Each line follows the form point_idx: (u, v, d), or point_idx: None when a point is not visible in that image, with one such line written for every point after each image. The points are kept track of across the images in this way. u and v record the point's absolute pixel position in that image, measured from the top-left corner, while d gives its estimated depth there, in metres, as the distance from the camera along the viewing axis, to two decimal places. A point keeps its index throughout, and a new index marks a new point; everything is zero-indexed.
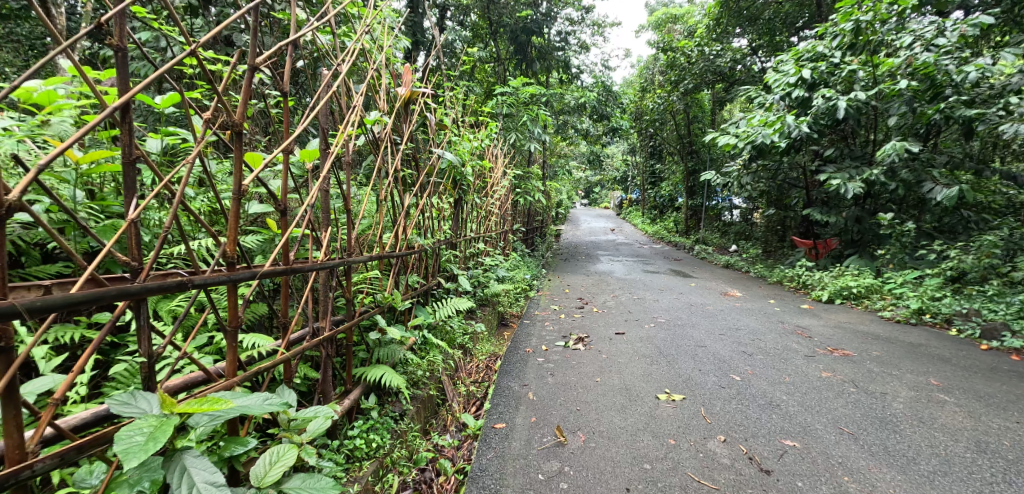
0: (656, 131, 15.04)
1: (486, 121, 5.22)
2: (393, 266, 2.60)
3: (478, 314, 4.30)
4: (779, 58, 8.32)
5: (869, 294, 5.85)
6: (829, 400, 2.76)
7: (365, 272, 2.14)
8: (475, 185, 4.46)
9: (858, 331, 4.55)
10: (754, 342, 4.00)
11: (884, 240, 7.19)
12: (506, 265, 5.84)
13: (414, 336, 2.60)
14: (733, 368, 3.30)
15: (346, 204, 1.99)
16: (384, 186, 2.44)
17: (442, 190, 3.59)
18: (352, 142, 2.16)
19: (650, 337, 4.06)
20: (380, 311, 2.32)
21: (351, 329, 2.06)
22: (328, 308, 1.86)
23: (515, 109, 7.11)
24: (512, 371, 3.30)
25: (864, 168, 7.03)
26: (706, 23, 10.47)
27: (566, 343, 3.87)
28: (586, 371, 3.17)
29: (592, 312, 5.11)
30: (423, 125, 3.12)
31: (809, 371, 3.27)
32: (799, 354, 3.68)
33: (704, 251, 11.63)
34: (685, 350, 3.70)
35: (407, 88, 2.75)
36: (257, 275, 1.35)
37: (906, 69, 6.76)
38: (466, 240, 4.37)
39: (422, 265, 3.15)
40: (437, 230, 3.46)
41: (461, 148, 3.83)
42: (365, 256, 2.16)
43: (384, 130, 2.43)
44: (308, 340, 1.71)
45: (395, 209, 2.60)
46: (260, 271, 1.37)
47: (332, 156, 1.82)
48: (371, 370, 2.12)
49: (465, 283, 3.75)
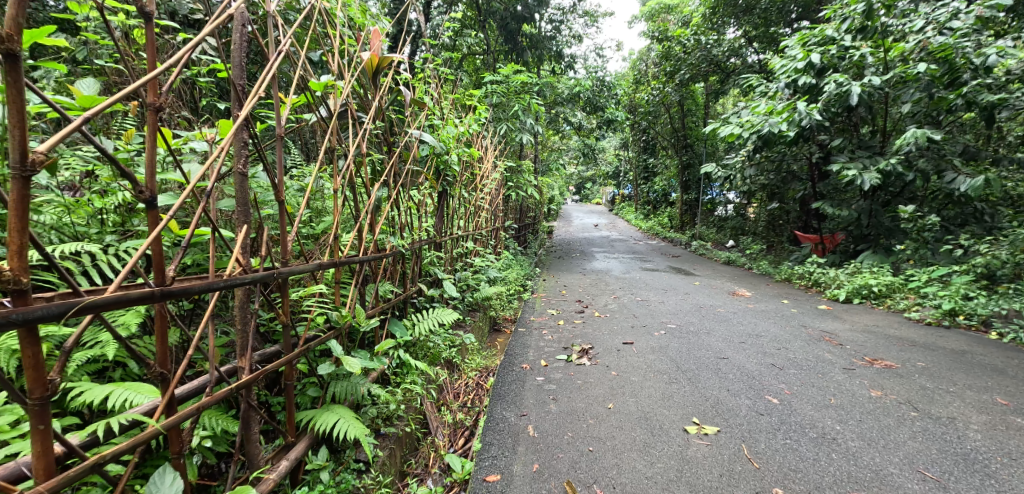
0: (650, 124, 14.56)
1: (473, 106, 4.68)
2: (357, 273, 2.06)
3: (467, 322, 3.78)
4: (784, 44, 7.84)
5: (890, 293, 5.43)
6: (891, 429, 2.30)
7: (317, 291, 1.61)
8: (462, 177, 3.93)
9: (889, 335, 4.10)
10: (780, 351, 3.52)
11: (898, 233, 6.67)
12: (497, 265, 5.32)
13: (384, 360, 2.07)
14: (766, 386, 2.82)
15: (280, 193, 1.45)
16: (338, 171, 1.91)
17: (421, 181, 3.07)
18: (288, 109, 1.58)
19: (662, 348, 3.56)
20: (335, 335, 1.77)
21: (290, 365, 1.52)
22: (247, 340, 1.33)
23: (507, 98, 6.59)
24: (506, 395, 2.77)
25: (878, 157, 6.60)
26: (701, 12, 10.03)
27: (569, 357, 3.35)
28: (595, 395, 2.66)
29: (593, 318, 4.60)
30: (397, 99, 2.59)
31: (855, 388, 2.81)
32: (837, 366, 3.21)
33: (702, 247, 11.19)
34: (706, 364, 3.19)
35: (371, 53, 2.22)
36: (72, 309, 0.89)
37: (920, 53, 6.34)
38: (452, 239, 3.85)
39: (397, 270, 2.64)
40: (415, 227, 2.94)
41: (445, 133, 3.31)
42: (309, 264, 1.61)
43: (338, 100, 1.86)
44: (208, 393, 1.17)
45: (356, 202, 2.06)
46: (84, 303, 0.91)
47: (242, 117, 1.22)
48: (321, 417, 1.60)
49: (451, 288, 3.24)
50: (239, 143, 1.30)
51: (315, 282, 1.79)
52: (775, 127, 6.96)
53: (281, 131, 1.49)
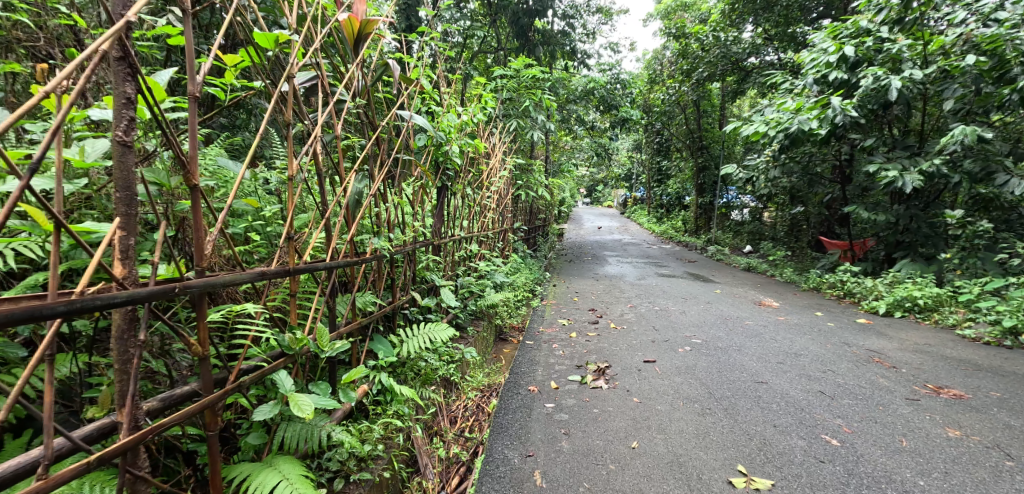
0: (665, 125, 14.07)
1: (478, 96, 4.28)
2: (325, 282, 1.65)
3: (468, 334, 3.36)
4: (812, 38, 7.32)
5: (937, 307, 4.94)
6: (987, 487, 1.89)
7: (246, 316, 1.18)
8: (464, 174, 3.52)
9: (946, 356, 3.64)
10: (827, 374, 3.08)
11: (939, 240, 6.16)
12: (504, 268, 4.89)
13: (354, 392, 1.66)
14: (820, 420, 2.40)
15: (191, 174, 1.04)
16: (291, 155, 1.45)
17: (415, 173, 2.67)
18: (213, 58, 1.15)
19: (689, 368, 3.12)
20: (283, 363, 1.36)
21: (212, 410, 1.12)
22: (128, 386, 0.93)
23: (517, 94, 6.16)
24: (510, 427, 2.35)
25: (918, 158, 6.08)
26: (720, 8, 9.56)
27: (582, 378, 2.92)
28: (616, 429, 2.24)
29: (609, 330, 4.15)
30: (384, 74, 2.21)
31: (927, 427, 2.38)
32: (897, 395, 2.78)
33: (720, 252, 10.67)
34: (743, 389, 2.76)
35: (351, 14, 1.82)
36: None
37: (965, 46, 5.83)
38: (453, 241, 3.44)
39: (382, 277, 2.23)
40: (405, 226, 2.53)
41: (445, 122, 2.91)
42: (244, 275, 1.19)
43: (295, 63, 1.45)
44: (39, 476, 0.80)
45: (322, 193, 1.64)
46: None
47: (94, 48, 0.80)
48: (255, 480, 1.20)
49: (450, 297, 2.84)
50: (117, 97, 0.89)
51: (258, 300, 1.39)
52: (806, 125, 6.42)
53: (195, 90, 1.07)
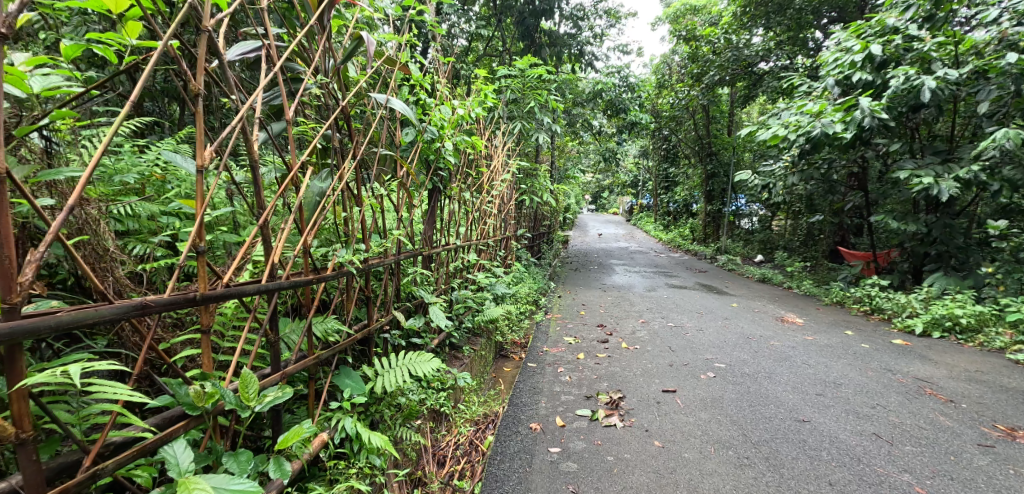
0: (673, 131, 13.60)
1: (475, 91, 3.87)
2: (257, 307, 1.26)
3: (462, 356, 2.96)
4: (832, 37, 6.86)
5: (981, 326, 4.49)
6: None
7: (71, 378, 0.77)
8: (459, 174, 3.11)
9: (1005, 386, 3.20)
10: (878, 410, 2.66)
11: (975, 252, 5.71)
12: (506, 279, 4.48)
13: (286, 468, 1.22)
14: (885, 477, 1.97)
15: None
16: (197, 142, 1.06)
17: (399, 171, 2.27)
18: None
19: (716, 400, 2.70)
20: (179, 429, 0.98)
21: None
22: None
23: (522, 94, 5.74)
24: (508, 480, 1.95)
25: (952, 164, 5.64)
26: (732, 9, 9.10)
27: (593, 413, 2.50)
28: (638, 489, 1.86)
29: (621, 351, 3.73)
30: (357, 49, 1.73)
31: (1016, 486, 1.97)
32: (966, 440, 2.36)
33: (732, 261, 10.18)
34: (784, 430, 2.34)
35: None
36: None
37: (1003, 44, 5.37)
38: (447, 251, 3.05)
39: (352, 295, 1.82)
40: (386, 234, 2.13)
41: (436, 114, 2.51)
42: (101, 309, 0.86)
43: (204, 20, 1.09)
44: None
45: (256, 191, 1.25)
46: None
47: None
48: None
49: (439, 314, 2.44)
50: None
51: (146, 341, 1.02)
52: (830, 127, 5.93)
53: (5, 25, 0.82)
